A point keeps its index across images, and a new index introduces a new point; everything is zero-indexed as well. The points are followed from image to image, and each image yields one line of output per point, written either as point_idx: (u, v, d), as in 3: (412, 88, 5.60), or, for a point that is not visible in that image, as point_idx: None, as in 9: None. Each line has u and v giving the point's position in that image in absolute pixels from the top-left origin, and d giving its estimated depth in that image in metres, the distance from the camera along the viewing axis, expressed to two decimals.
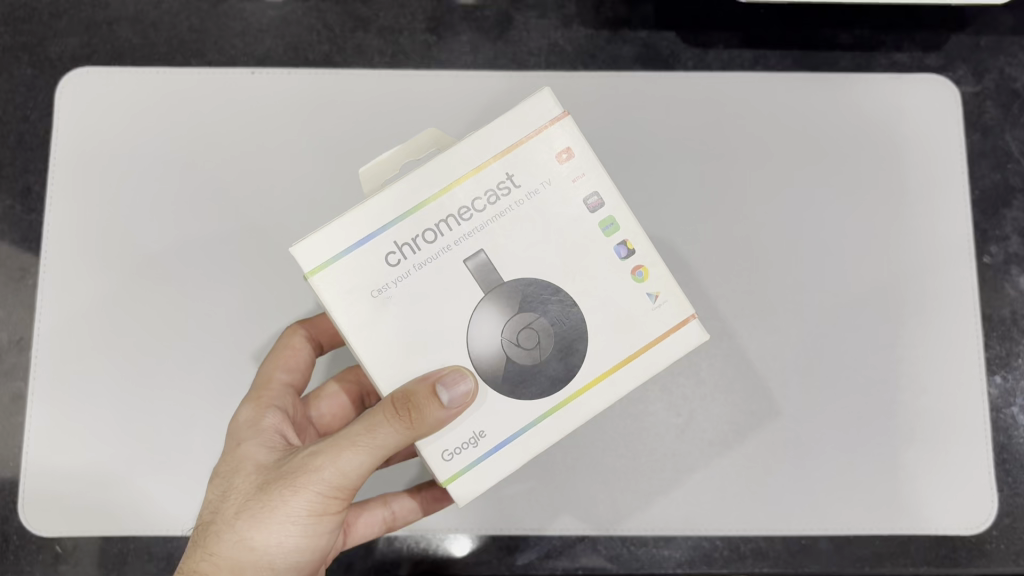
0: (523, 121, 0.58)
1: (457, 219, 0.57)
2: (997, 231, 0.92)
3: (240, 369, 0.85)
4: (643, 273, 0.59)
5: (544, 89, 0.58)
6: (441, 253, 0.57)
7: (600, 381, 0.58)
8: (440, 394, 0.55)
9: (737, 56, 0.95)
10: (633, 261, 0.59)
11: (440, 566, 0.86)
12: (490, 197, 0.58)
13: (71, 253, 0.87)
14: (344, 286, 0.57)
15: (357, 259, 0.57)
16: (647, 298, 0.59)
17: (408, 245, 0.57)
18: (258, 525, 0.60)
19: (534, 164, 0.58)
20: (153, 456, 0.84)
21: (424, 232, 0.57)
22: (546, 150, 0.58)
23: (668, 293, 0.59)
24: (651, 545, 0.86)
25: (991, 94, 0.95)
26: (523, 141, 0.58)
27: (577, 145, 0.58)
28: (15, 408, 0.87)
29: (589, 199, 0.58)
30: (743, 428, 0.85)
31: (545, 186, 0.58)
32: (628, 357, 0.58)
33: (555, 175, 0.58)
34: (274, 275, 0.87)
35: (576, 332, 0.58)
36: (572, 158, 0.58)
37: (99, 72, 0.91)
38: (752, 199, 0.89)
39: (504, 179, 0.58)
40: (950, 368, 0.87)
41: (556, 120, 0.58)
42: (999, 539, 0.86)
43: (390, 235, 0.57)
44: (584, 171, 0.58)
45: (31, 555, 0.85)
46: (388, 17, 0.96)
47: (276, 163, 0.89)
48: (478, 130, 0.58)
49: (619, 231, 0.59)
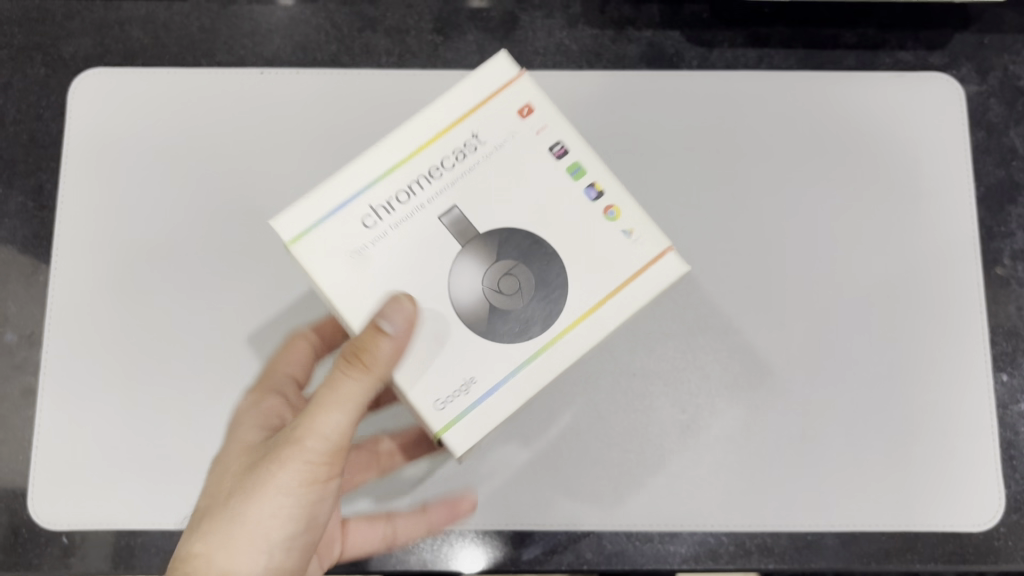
0: (482, 84, 0.59)
1: (429, 178, 0.58)
2: (1002, 228, 0.92)
3: (246, 364, 0.86)
4: (615, 212, 0.58)
5: (497, 53, 0.60)
6: (417, 210, 0.57)
7: (585, 320, 0.57)
8: (382, 327, 0.52)
9: (742, 55, 0.96)
10: (604, 202, 0.58)
11: (446, 561, 0.86)
12: (457, 154, 0.58)
13: (84, 249, 0.89)
14: (321, 251, 0.56)
15: (335, 224, 0.57)
16: (623, 235, 0.58)
17: (383, 206, 0.57)
18: (248, 501, 0.60)
19: (497, 120, 0.59)
20: (161, 453, 0.84)
21: (397, 192, 0.58)
22: (506, 107, 0.59)
23: (643, 227, 0.58)
24: (657, 540, 0.86)
25: (996, 92, 0.95)
26: (484, 102, 0.59)
27: (535, 100, 0.59)
28: (25, 402, 0.88)
29: (554, 147, 0.59)
30: (748, 423, 0.85)
31: (511, 140, 0.59)
32: (611, 292, 0.57)
33: (518, 130, 0.59)
34: (281, 270, 0.88)
35: (558, 278, 0.58)
36: (533, 112, 0.59)
37: (112, 73, 0.93)
38: (757, 195, 0.90)
39: (471, 138, 0.59)
40: (958, 364, 0.87)
41: (512, 79, 0.60)
42: (1006, 536, 0.86)
43: (364, 199, 0.57)
44: (545, 122, 0.59)
45: (39, 548, 0.86)
46: (395, 17, 0.97)
47: (284, 161, 0.90)
48: (438, 97, 0.59)
49: (586, 174, 0.59)
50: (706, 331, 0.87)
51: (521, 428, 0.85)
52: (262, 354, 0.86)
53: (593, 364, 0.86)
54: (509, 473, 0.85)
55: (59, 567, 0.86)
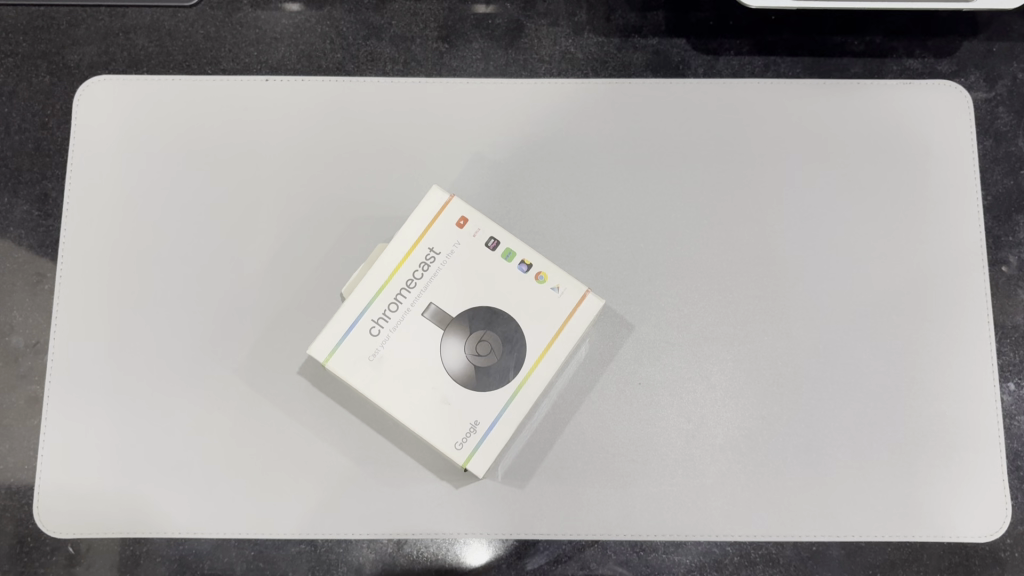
0: (425, 212, 0.77)
1: (407, 290, 0.76)
2: (1011, 237, 0.91)
3: (251, 373, 0.86)
4: (544, 276, 0.77)
5: (432, 187, 0.78)
6: (405, 316, 0.76)
7: (543, 356, 0.76)
8: None
9: (748, 63, 0.95)
10: (534, 271, 0.77)
11: (450, 570, 0.86)
12: (423, 268, 0.76)
13: (90, 258, 0.89)
14: (349, 363, 0.74)
15: (351, 341, 0.74)
16: (553, 291, 0.77)
17: (381, 318, 0.75)
18: None
19: (444, 235, 0.77)
20: (165, 462, 0.85)
21: (388, 306, 0.75)
22: (447, 224, 0.77)
23: (566, 282, 0.77)
24: (662, 550, 0.86)
25: (1004, 100, 0.94)
26: (432, 224, 0.77)
27: (468, 213, 0.77)
28: (30, 410, 0.88)
29: (488, 243, 0.77)
30: (753, 433, 0.85)
31: (458, 245, 0.77)
32: (555, 333, 0.77)
33: (462, 239, 0.77)
34: (287, 279, 0.88)
35: (516, 333, 0.77)
36: (468, 222, 0.77)
37: (116, 81, 0.93)
38: (763, 204, 0.90)
39: (428, 253, 0.76)
40: (965, 375, 0.86)
41: (448, 202, 0.77)
42: (1013, 547, 0.86)
43: (367, 316, 0.75)
44: (479, 227, 0.77)
45: (46, 557, 0.86)
46: (400, 25, 0.96)
47: (289, 169, 0.90)
48: (401, 228, 0.77)
49: (517, 255, 0.77)
50: (712, 340, 0.87)
51: (527, 432, 0.85)
52: (267, 363, 0.86)
53: (591, 367, 0.87)
54: (514, 483, 0.85)
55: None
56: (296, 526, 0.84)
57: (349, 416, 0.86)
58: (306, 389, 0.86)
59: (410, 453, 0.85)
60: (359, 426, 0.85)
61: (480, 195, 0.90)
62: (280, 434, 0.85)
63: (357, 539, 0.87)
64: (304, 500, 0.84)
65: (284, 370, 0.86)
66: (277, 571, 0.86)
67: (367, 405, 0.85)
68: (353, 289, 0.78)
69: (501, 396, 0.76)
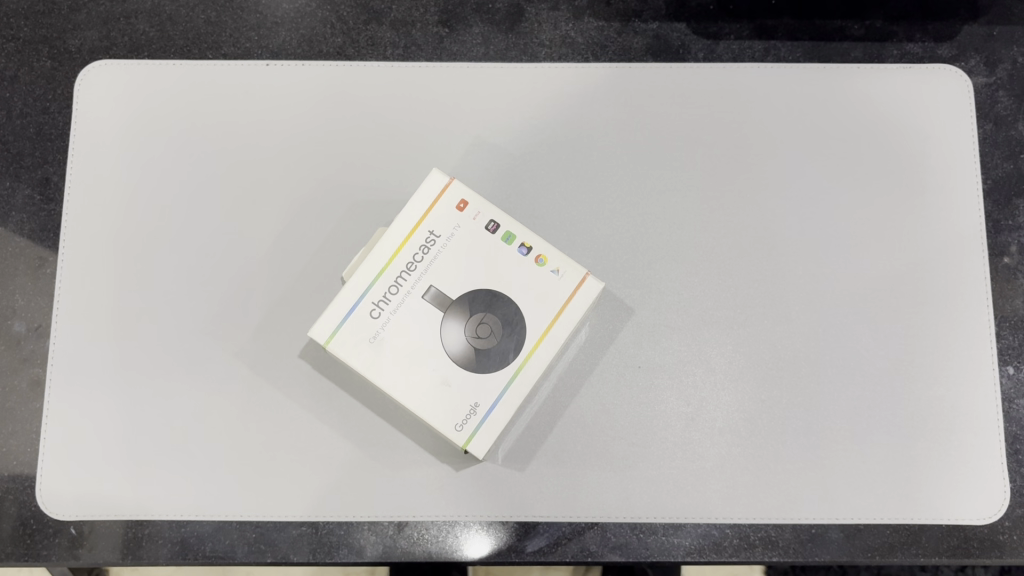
0: (426, 195, 0.77)
1: (407, 273, 0.76)
2: (1010, 221, 0.91)
3: (251, 356, 0.86)
4: (544, 260, 0.77)
5: (433, 170, 0.78)
6: (405, 299, 0.76)
7: (543, 339, 0.77)
8: None
9: (748, 47, 0.95)
10: (534, 254, 0.77)
11: (451, 554, 0.86)
12: (423, 251, 0.77)
13: (91, 240, 0.89)
14: (349, 345, 0.75)
15: (352, 324, 0.75)
16: (553, 274, 0.77)
17: (382, 301, 0.75)
18: None
19: (444, 219, 0.77)
20: (167, 444, 0.85)
21: (389, 288, 0.76)
22: (447, 208, 0.77)
23: (565, 265, 0.77)
24: (662, 533, 0.87)
25: (1004, 84, 0.94)
26: (432, 208, 0.77)
27: (469, 197, 0.77)
28: (33, 394, 0.89)
29: (488, 226, 0.77)
30: (753, 416, 0.85)
31: (458, 229, 0.77)
32: (555, 316, 0.77)
33: (462, 222, 0.77)
34: (286, 264, 0.88)
35: (516, 316, 0.77)
36: (468, 206, 0.77)
37: (116, 65, 0.93)
38: (763, 188, 0.90)
39: (428, 236, 0.77)
40: (965, 358, 0.87)
41: (447, 185, 0.77)
42: (1012, 529, 0.86)
43: (367, 299, 0.75)
44: (479, 210, 0.77)
45: (48, 539, 0.86)
46: (400, 9, 0.96)
47: (290, 152, 0.90)
48: (401, 212, 0.77)
49: (516, 239, 0.78)
50: (712, 323, 0.87)
51: (528, 415, 0.86)
52: (267, 347, 0.86)
53: (591, 350, 0.87)
54: (515, 464, 0.85)
55: (67, 557, 0.86)
56: (298, 509, 0.84)
57: (350, 398, 0.86)
58: (307, 373, 0.86)
59: (410, 434, 0.85)
60: (360, 408, 0.86)
61: (481, 179, 0.90)
62: (282, 417, 0.85)
63: (359, 522, 0.87)
64: (305, 482, 0.85)
65: (284, 353, 0.86)
66: (279, 553, 0.86)
67: (367, 387, 0.86)
68: (353, 272, 0.78)
69: (501, 377, 0.76)
